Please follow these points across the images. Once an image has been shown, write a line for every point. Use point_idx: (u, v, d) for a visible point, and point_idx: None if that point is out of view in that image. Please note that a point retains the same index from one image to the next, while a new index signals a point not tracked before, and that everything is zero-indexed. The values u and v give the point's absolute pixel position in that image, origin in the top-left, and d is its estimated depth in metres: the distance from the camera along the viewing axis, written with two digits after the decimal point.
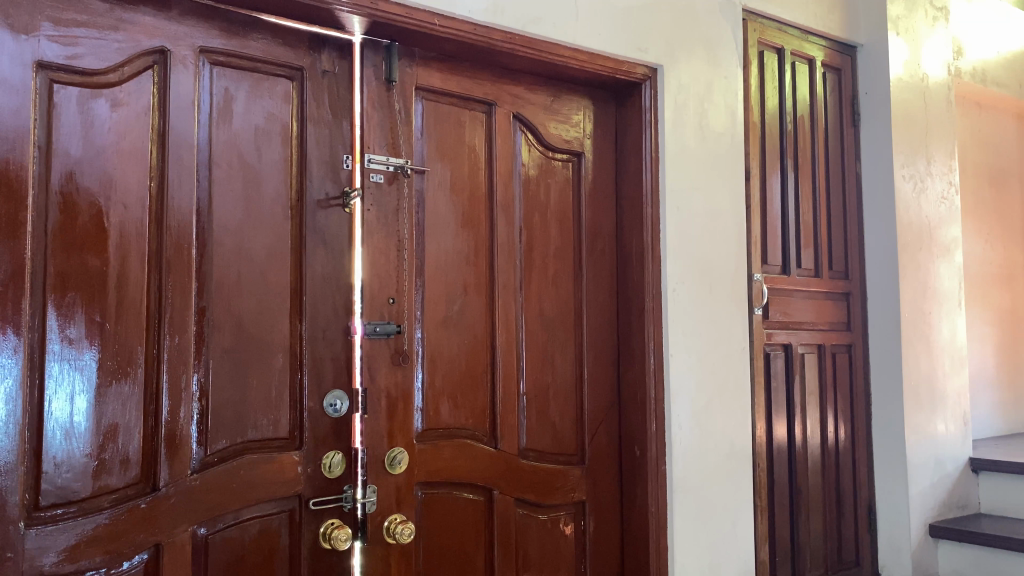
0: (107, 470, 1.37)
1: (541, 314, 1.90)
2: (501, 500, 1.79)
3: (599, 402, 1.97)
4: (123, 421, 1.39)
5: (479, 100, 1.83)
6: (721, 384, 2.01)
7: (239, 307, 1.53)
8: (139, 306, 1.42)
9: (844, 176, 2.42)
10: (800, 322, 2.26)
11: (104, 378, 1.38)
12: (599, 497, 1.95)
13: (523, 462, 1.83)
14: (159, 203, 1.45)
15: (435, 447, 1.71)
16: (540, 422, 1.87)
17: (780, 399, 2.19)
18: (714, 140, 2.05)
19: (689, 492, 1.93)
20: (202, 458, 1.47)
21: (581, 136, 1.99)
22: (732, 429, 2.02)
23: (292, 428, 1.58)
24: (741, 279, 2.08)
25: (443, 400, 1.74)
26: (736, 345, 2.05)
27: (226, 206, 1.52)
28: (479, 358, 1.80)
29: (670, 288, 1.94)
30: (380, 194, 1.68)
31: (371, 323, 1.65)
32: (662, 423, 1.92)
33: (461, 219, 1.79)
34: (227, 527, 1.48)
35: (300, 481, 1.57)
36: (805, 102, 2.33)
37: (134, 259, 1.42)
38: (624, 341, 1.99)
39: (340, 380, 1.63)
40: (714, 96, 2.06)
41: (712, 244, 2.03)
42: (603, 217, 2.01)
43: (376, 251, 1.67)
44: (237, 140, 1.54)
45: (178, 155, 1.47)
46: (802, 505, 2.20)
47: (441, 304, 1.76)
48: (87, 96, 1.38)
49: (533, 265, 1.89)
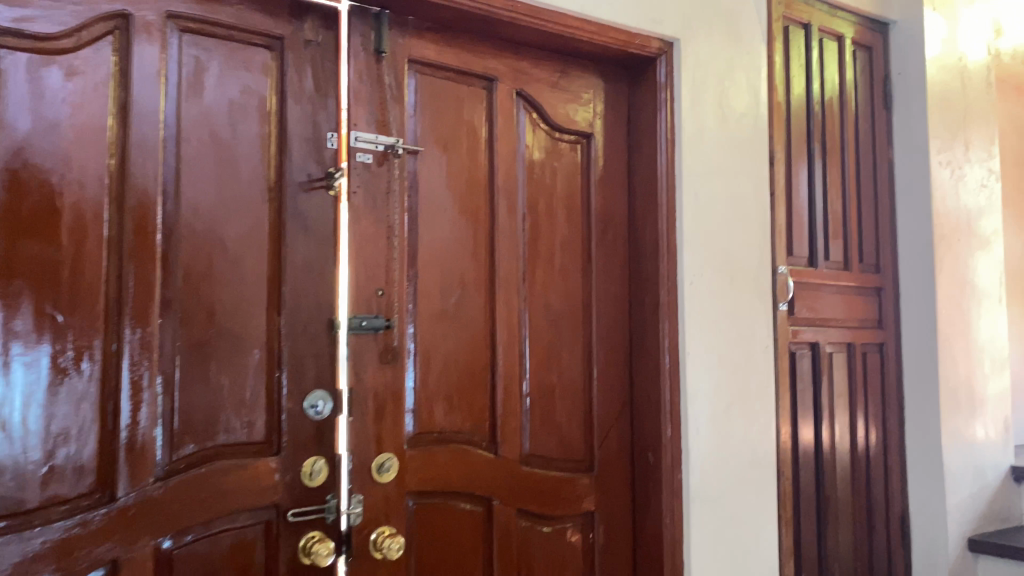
0: (58, 478, 1.23)
1: (546, 308, 1.75)
2: (501, 511, 1.65)
3: (610, 405, 1.82)
4: (77, 423, 1.25)
5: (478, 75, 1.68)
6: (744, 386, 1.85)
7: (210, 298, 1.39)
8: (95, 295, 1.28)
9: (876, 163, 2.24)
10: (828, 318, 2.08)
11: (57, 375, 1.24)
12: (610, 507, 1.80)
13: (526, 469, 1.68)
14: (119, 182, 1.31)
15: (429, 453, 1.57)
16: (545, 425, 1.73)
17: (807, 401, 2.01)
18: (736, 121, 1.89)
19: (708, 503, 1.77)
20: (167, 464, 1.33)
21: (592, 116, 1.84)
22: (755, 434, 1.86)
23: (268, 432, 1.43)
24: (765, 271, 1.92)
25: (437, 400, 1.60)
26: (759, 344, 1.89)
27: (196, 186, 1.39)
28: (477, 356, 1.65)
29: (687, 281, 1.78)
30: (368, 175, 1.54)
31: (356, 317, 1.50)
32: (678, 429, 1.76)
33: (458, 205, 1.65)
34: (195, 541, 1.34)
35: (278, 489, 1.42)
36: (834, 83, 2.16)
37: (92, 243, 1.28)
38: (638, 338, 1.84)
39: (323, 380, 1.49)
40: (736, 74, 1.90)
41: (733, 234, 1.87)
42: (613, 205, 1.86)
43: (363, 239, 1.53)
44: (208, 115, 1.41)
45: (141, 130, 1.33)
46: (831, 515, 2.03)
47: (436, 296, 1.62)
48: (39, 64, 1.25)
49: (537, 256, 1.75)
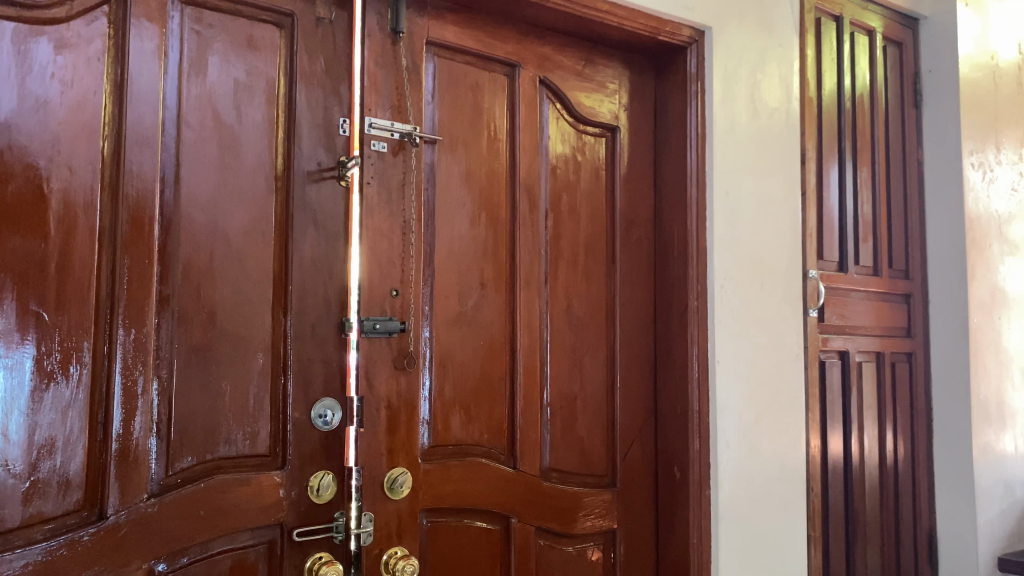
0: (41, 494, 1.11)
1: (568, 311, 1.64)
2: (519, 529, 1.53)
3: (633, 416, 1.71)
4: (64, 433, 1.13)
5: (500, 61, 1.58)
6: (773, 397, 1.75)
7: (211, 296, 1.27)
8: (85, 292, 1.16)
9: (905, 163, 2.15)
10: (858, 326, 1.98)
11: (41, 379, 1.11)
12: (632, 524, 1.69)
13: (545, 485, 1.57)
14: (113, 167, 1.19)
15: (444, 468, 1.45)
16: (566, 437, 1.62)
17: (837, 412, 1.91)
18: (767, 116, 1.79)
19: (737, 521, 1.66)
20: (162, 479, 1.21)
21: (617, 108, 1.73)
22: (785, 448, 1.76)
23: (272, 443, 1.32)
24: (796, 275, 1.81)
25: (454, 410, 1.48)
26: (790, 352, 1.79)
27: (197, 174, 1.27)
28: (495, 363, 1.54)
29: (718, 284, 1.67)
30: (383, 165, 1.42)
31: (369, 319, 1.38)
32: (706, 442, 1.65)
33: (477, 200, 1.54)
34: (191, 563, 1.23)
35: (282, 507, 1.30)
36: (864, 79, 2.06)
37: (82, 235, 1.16)
38: (663, 344, 1.74)
39: (331, 387, 1.37)
40: (768, 66, 1.80)
41: (764, 235, 1.76)
42: (638, 203, 1.75)
43: (376, 234, 1.41)
44: (212, 96, 1.29)
45: (138, 110, 1.21)
46: (859, 532, 1.93)
47: (453, 298, 1.50)
48: (26, 35, 1.13)
49: (558, 256, 1.64)
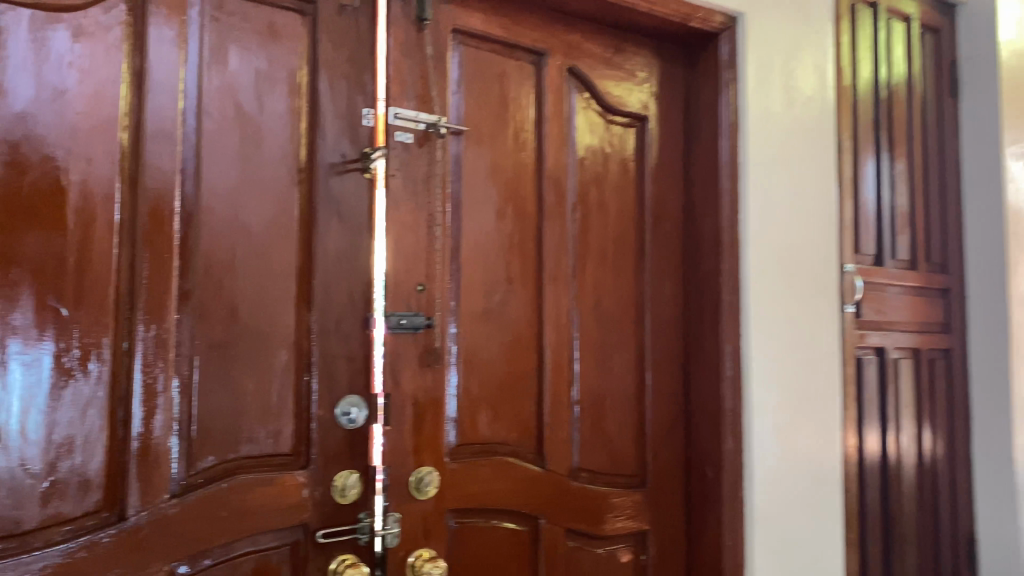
0: (60, 494, 1.08)
1: (597, 306, 1.60)
2: (548, 531, 1.49)
3: (664, 414, 1.67)
4: (83, 432, 1.10)
5: (526, 48, 1.54)
6: (809, 396, 1.69)
7: (233, 291, 1.24)
8: (104, 287, 1.12)
9: (943, 154, 2.08)
10: (895, 322, 1.92)
11: (60, 377, 1.08)
12: (664, 525, 1.64)
13: (574, 485, 1.53)
14: (132, 159, 1.16)
15: (471, 467, 1.41)
16: (595, 437, 1.57)
17: (873, 410, 1.85)
18: (802, 105, 1.73)
19: (772, 523, 1.61)
20: (184, 480, 1.18)
21: (646, 97, 1.69)
22: (821, 448, 1.70)
23: (296, 442, 1.28)
24: (831, 269, 1.76)
25: (481, 408, 1.44)
26: (825, 349, 1.73)
27: (218, 166, 1.23)
28: (522, 359, 1.50)
29: (752, 279, 1.62)
30: (408, 157, 1.39)
31: (395, 315, 1.35)
32: (740, 441, 1.60)
33: (504, 192, 1.50)
34: (214, 565, 1.20)
35: (306, 508, 1.26)
36: (901, 67, 2.00)
37: (101, 228, 1.13)
38: (695, 340, 1.69)
39: (356, 384, 1.33)
40: (802, 54, 1.74)
41: (799, 228, 1.71)
42: (668, 195, 1.71)
43: (402, 228, 1.37)
44: (233, 86, 1.26)
45: (158, 100, 1.18)
46: (897, 534, 1.88)
47: (480, 293, 1.46)
48: (43, 22, 1.09)
49: (587, 249, 1.59)
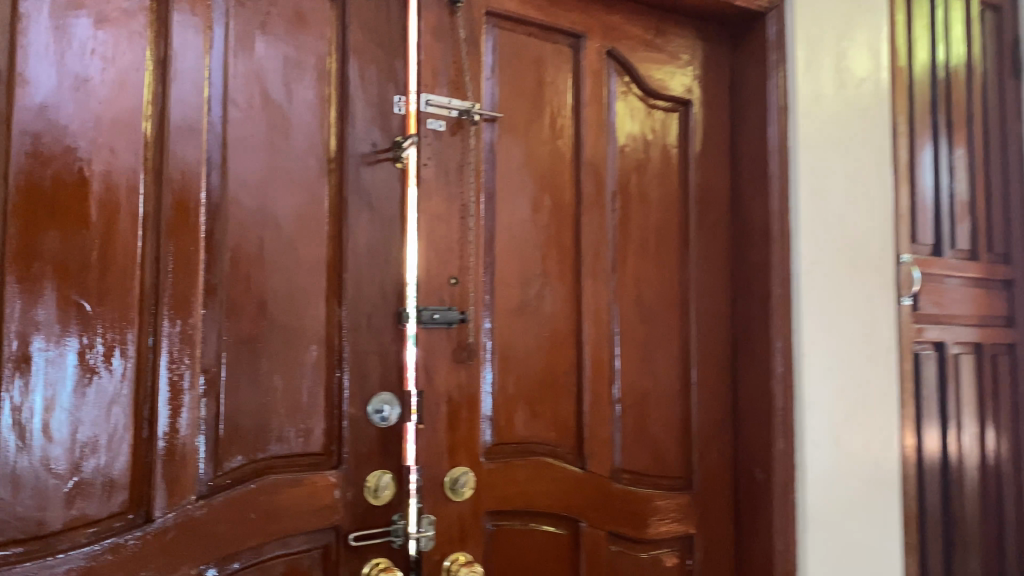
0: (85, 495, 1.04)
1: (639, 300, 1.53)
2: (589, 535, 1.43)
3: (710, 412, 1.59)
4: (108, 431, 1.06)
5: (563, 31, 1.48)
6: (864, 394, 1.61)
7: (261, 285, 1.20)
8: (129, 281, 1.08)
9: (1005, 138, 1.97)
10: (955, 316, 1.82)
11: (84, 374, 1.05)
12: (711, 529, 1.57)
13: (616, 487, 1.46)
14: (156, 150, 1.12)
15: (508, 467, 1.36)
16: (638, 436, 1.51)
17: (933, 409, 1.76)
18: (855, 87, 1.65)
19: (826, 528, 1.53)
20: (211, 480, 1.14)
21: (689, 81, 1.62)
22: (877, 448, 1.62)
23: (327, 441, 1.24)
24: (887, 260, 1.67)
25: (517, 406, 1.39)
26: (882, 344, 1.64)
27: (245, 156, 1.20)
28: (561, 355, 1.44)
29: (803, 271, 1.54)
30: (440, 146, 1.33)
31: (427, 309, 1.29)
32: (791, 441, 1.52)
33: (541, 181, 1.44)
34: (243, 569, 1.16)
35: (338, 509, 1.22)
36: (959, 47, 1.90)
37: (125, 220, 1.09)
38: (743, 335, 1.61)
39: (389, 381, 1.29)
40: (855, 33, 1.66)
41: (852, 217, 1.62)
42: (714, 183, 1.63)
43: (434, 219, 1.32)
44: (259, 74, 1.22)
45: (182, 89, 1.14)
46: (959, 539, 1.78)
47: (516, 286, 1.41)
48: (64, 9, 1.06)
49: (628, 241, 1.53)
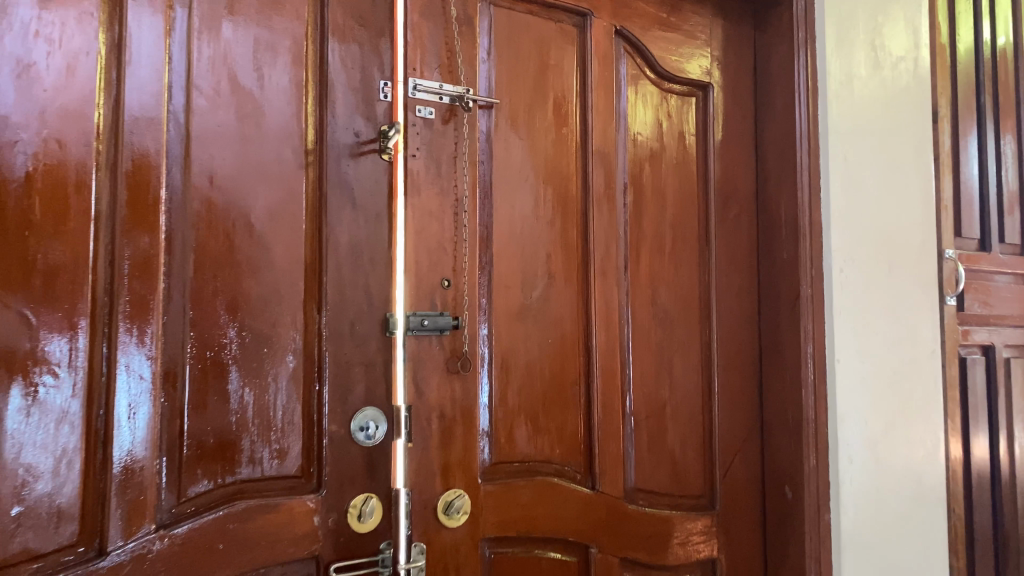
0: (29, 527, 0.92)
1: (653, 302, 1.40)
2: (600, 561, 1.31)
3: (735, 424, 1.46)
4: (55, 454, 0.94)
5: (568, 9, 1.35)
6: (905, 403, 1.46)
7: (231, 289, 1.09)
8: (79, 288, 0.96)
9: None
10: (1003, 316, 1.67)
11: (28, 390, 0.93)
12: (736, 553, 1.44)
13: (631, 508, 1.33)
14: (111, 142, 1.00)
15: (510, 489, 1.23)
16: (654, 451, 1.38)
17: (981, 418, 1.61)
18: (891, 67, 1.50)
19: (865, 552, 1.38)
20: (174, 508, 1.02)
21: (708, 64, 1.49)
22: (920, 463, 1.47)
23: (306, 462, 1.13)
24: (929, 256, 1.52)
25: (519, 421, 1.26)
26: (924, 348, 1.50)
27: (212, 148, 1.08)
28: (568, 363, 1.31)
29: (836, 269, 1.40)
30: (431, 135, 1.21)
31: (415, 314, 1.17)
32: (824, 457, 1.37)
33: (545, 173, 1.32)
34: None
35: (318, 537, 1.11)
36: (1005, 24, 1.75)
37: (75, 219, 0.97)
38: (770, 339, 1.47)
39: (375, 395, 1.18)
40: (891, 8, 1.51)
41: (890, 209, 1.48)
42: (736, 174, 1.50)
43: (426, 216, 1.20)
44: (227, 57, 1.10)
45: (138, 75, 1.02)
46: (1011, 560, 1.63)
47: (517, 289, 1.28)
48: None
49: (641, 238, 1.40)
